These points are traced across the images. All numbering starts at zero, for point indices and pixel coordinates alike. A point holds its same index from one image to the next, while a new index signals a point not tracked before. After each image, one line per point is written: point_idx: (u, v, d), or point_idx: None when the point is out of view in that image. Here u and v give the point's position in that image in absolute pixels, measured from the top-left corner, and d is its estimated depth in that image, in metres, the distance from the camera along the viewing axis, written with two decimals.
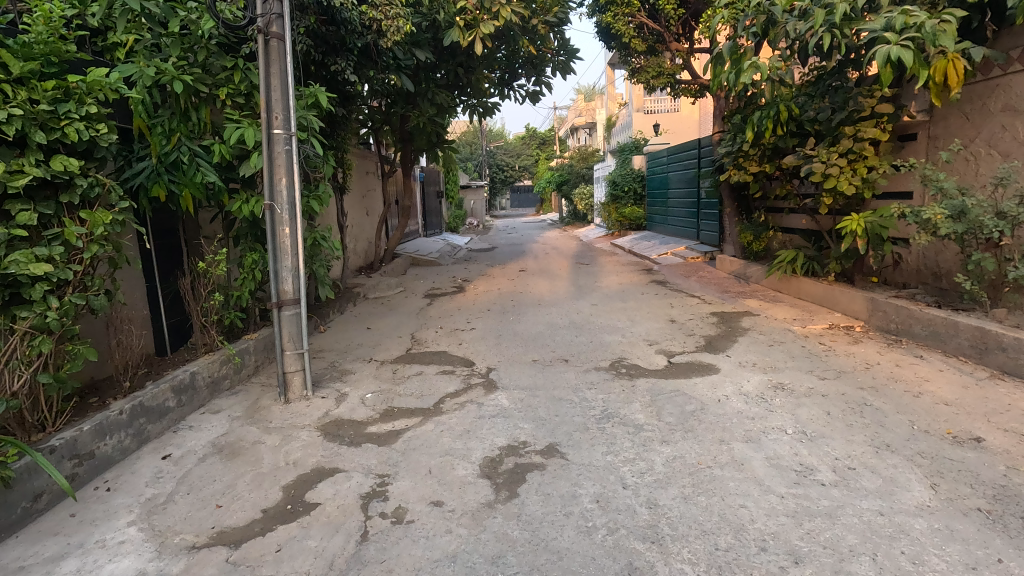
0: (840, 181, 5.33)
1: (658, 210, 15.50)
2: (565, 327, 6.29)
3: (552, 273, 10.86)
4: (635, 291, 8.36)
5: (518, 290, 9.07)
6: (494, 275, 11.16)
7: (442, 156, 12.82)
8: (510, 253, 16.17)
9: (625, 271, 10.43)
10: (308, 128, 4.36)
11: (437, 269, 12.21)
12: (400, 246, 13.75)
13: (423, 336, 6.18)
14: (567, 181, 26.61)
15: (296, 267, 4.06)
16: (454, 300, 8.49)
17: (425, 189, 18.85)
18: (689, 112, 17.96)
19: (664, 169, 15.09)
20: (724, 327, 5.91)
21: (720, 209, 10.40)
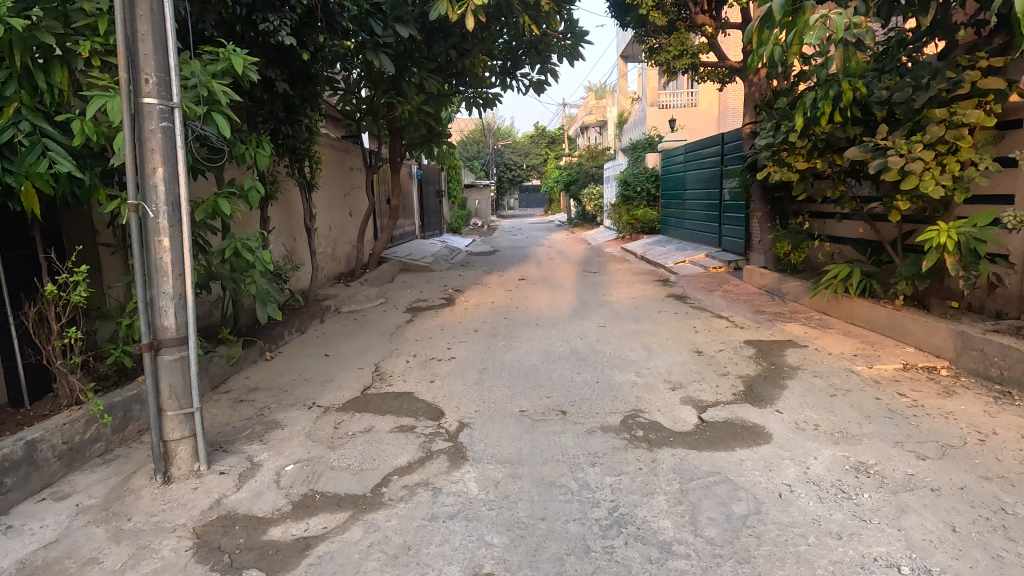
0: (924, 179, 4.09)
1: (674, 212, 14.22)
2: (565, 358, 5.10)
3: (556, 283, 9.65)
4: (650, 308, 7.13)
5: (514, 305, 7.87)
6: (491, 284, 9.97)
7: (437, 151, 11.66)
8: (512, 257, 14.97)
9: (638, 283, 9.19)
10: (210, 101, 3.19)
11: (428, 275, 11.03)
12: (391, 249, 12.60)
13: (390, 369, 5.00)
14: (575, 181, 25.36)
15: (180, 294, 2.87)
16: (438, 317, 7.31)
17: (424, 187, 17.70)
18: (707, 107, 16.57)
19: (681, 167, 13.78)
20: (765, 364, 4.70)
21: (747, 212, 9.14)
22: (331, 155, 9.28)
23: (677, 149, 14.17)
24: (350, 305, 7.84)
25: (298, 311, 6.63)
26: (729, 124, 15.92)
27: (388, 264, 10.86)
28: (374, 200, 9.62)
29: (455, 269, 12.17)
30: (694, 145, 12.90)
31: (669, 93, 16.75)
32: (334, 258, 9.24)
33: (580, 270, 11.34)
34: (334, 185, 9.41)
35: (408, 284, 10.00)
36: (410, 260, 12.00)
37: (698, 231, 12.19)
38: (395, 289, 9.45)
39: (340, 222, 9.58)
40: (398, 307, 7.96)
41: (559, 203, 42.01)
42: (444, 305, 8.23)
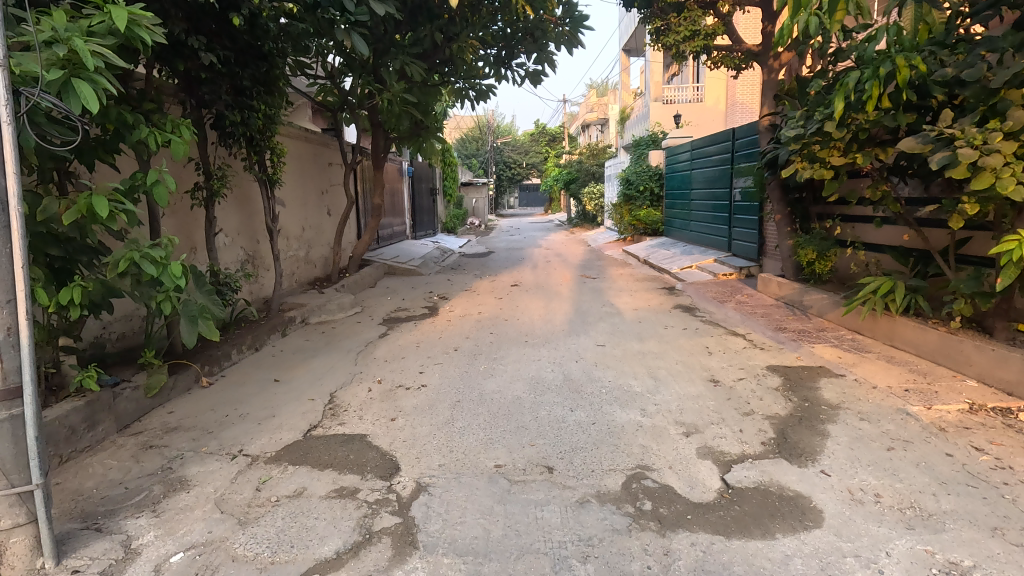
0: (1001, 178, 3.28)
1: (679, 213, 13.40)
2: (556, 388, 4.30)
3: (551, 290, 8.83)
4: (656, 322, 6.31)
5: (503, 316, 7.04)
6: (481, 291, 9.16)
7: (425, 147, 10.84)
8: (507, 259, 14.15)
9: (641, 291, 8.37)
10: (73, 67, 2.38)
11: (415, 280, 10.22)
12: (376, 251, 11.78)
13: (346, 402, 4.18)
14: (575, 180, 24.53)
15: (11, 328, 2.06)
16: (416, 330, 6.49)
17: (416, 185, 16.87)
18: (714, 102, 15.70)
19: (687, 164, 12.94)
20: (796, 399, 3.89)
21: (761, 215, 8.32)
22: (306, 149, 8.50)
23: (682, 145, 13.34)
24: (320, 316, 7.03)
25: (255, 324, 5.85)
26: (738, 121, 15.06)
27: (370, 267, 10.05)
28: (353, 199, 8.84)
29: (444, 273, 11.36)
30: (701, 142, 12.07)
31: (674, 87, 15.88)
32: (308, 262, 8.46)
33: (579, 275, 10.52)
34: (309, 182, 8.63)
35: (390, 291, 9.19)
36: (396, 263, 11.17)
37: (705, 234, 11.38)
38: (375, 297, 8.64)
39: (316, 222, 8.80)
40: (373, 319, 7.15)
41: (559, 203, 41.20)
42: (426, 315, 7.42)
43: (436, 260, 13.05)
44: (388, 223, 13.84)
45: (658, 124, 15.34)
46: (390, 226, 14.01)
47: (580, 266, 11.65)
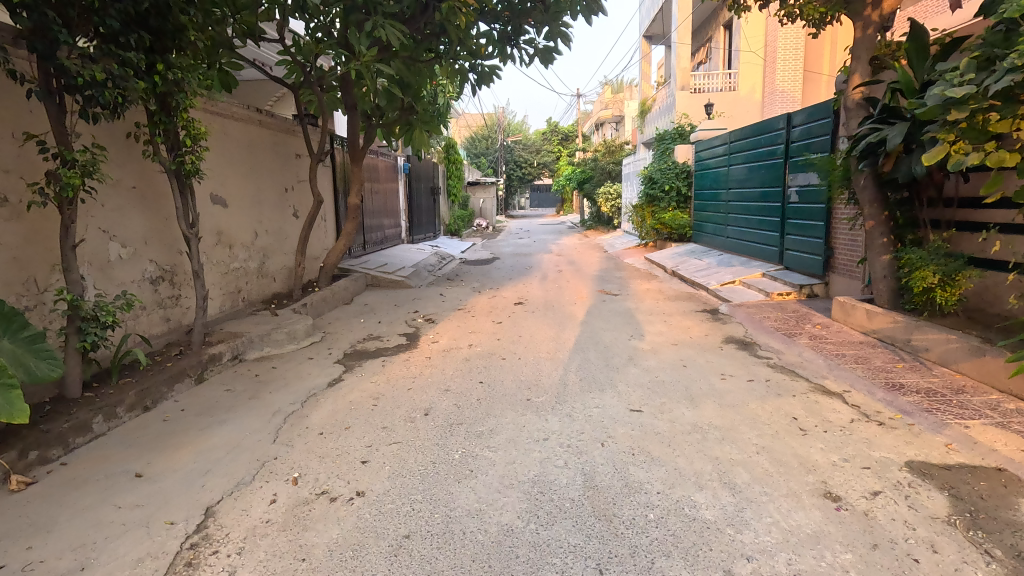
0: None
1: (712, 216, 11.62)
2: (570, 508, 2.63)
3: (562, 311, 7.16)
4: (707, 368, 4.62)
5: (499, 350, 5.37)
6: (477, 310, 7.49)
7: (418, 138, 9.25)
8: (513, 268, 12.48)
9: (677, 315, 6.66)
10: None
11: (402, 296, 8.61)
12: (360, 259, 10.18)
13: (226, 529, 2.55)
14: (589, 179, 22.80)
15: None
16: (382, 373, 4.86)
17: (413, 185, 15.24)
18: (749, 90, 13.96)
19: (722, 160, 11.15)
20: (1001, 555, 2.20)
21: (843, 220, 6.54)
22: (263, 136, 6.93)
23: (715, 138, 11.58)
24: (262, 349, 5.42)
25: (153, 371, 4.25)
26: (778, 110, 13.30)
27: (347, 280, 8.44)
28: (321, 198, 7.24)
29: (436, 285, 9.72)
30: (739, 132, 10.28)
31: (702, 74, 14.09)
32: (262, 276, 6.87)
33: (596, 289, 8.81)
34: (267, 177, 7.06)
35: (367, 311, 7.56)
36: (381, 274, 9.56)
37: (747, 241, 9.61)
38: (346, 319, 7.02)
39: (276, 226, 7.22)
40: (332, 352, 5.52)
41: (573, 204, 39.50)
42: (402, 347, 5.77)
43: (431, 269, 11.42)
44: (379, 227, 12.26)
45: (685, 115, 13.58)
46: (381, 231, 12.41)
47: (597, 278, 9.96)
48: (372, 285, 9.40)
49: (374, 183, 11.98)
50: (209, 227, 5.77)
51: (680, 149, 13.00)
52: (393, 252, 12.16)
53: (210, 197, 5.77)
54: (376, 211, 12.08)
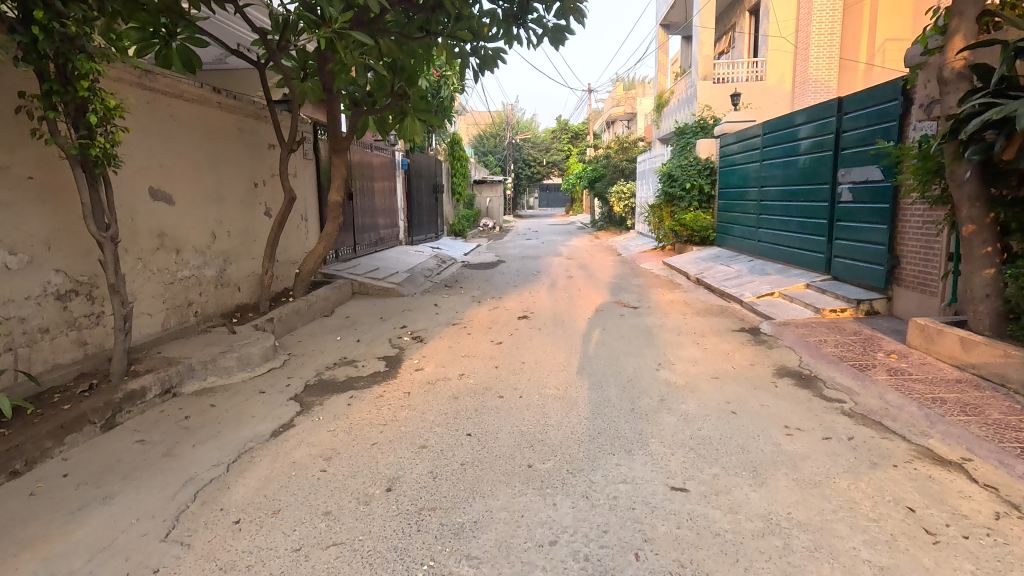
0: None
1: (740, 217, 10.48)
2: None
3: (574, 328, 6.11)
4: (765, 418, 3.54)
5: (495, 384, 4.32)
6: (473, 326, 6.43)
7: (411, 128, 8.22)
8: (519, 272, 11.40)
9: (711, 336, 5.58)
10: None
11: (391, 306, 7.59)
12: (347, 264, 9.16)
13: None
14: (601, 178, 21.64)
15: None
16: (345, 417, 3.82)
17: (412, 182, 14.21)
18: (778, 80, 12.80)
19: (752, 154, 10.01)
20: None
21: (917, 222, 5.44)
22: (227, 122, 5.95)
23: (743, 131, 10.45)
24: (204, 380, 4.40)
25: (38, 419, 3.24)
26: (810, 102, 12.14)
27: (328, 288, 7.42)
28: (294, 195, 6.24)
29: (431, 293, 8.68)
30: (774, 122, 9.14)
31: (726, 63, 12.95)
32: (220, 286, 5.87)
33: (611, 300, 7.74)
34: (231, 170, 6.07)
35: (346, 326, 6.53)
36: (370, 281, 8.53)
37: (783, 246, 8.48)
38: (319, 337, 6.00)
39: (241, 227, 6.22)
40: (291, 384, 4.48)
41: (583, 203, 38.37)
42: (378, 375, 4.73)
43: (428, 273, 10.38)
44: (372, 228, 11.25)
45: (707, 107, 12.44)
46: (375, 232, 11.40)
47: (612, 287, 8.90)
48: (359, 294, 8.38)
49: (367, 180, 10.97)
50: (147, 229, 4.78)
51: (703, 144, 11.84)
52: (388, 255, 11.15)
53: (148, 192, 4.79)
54: (369, 211, 11.07)
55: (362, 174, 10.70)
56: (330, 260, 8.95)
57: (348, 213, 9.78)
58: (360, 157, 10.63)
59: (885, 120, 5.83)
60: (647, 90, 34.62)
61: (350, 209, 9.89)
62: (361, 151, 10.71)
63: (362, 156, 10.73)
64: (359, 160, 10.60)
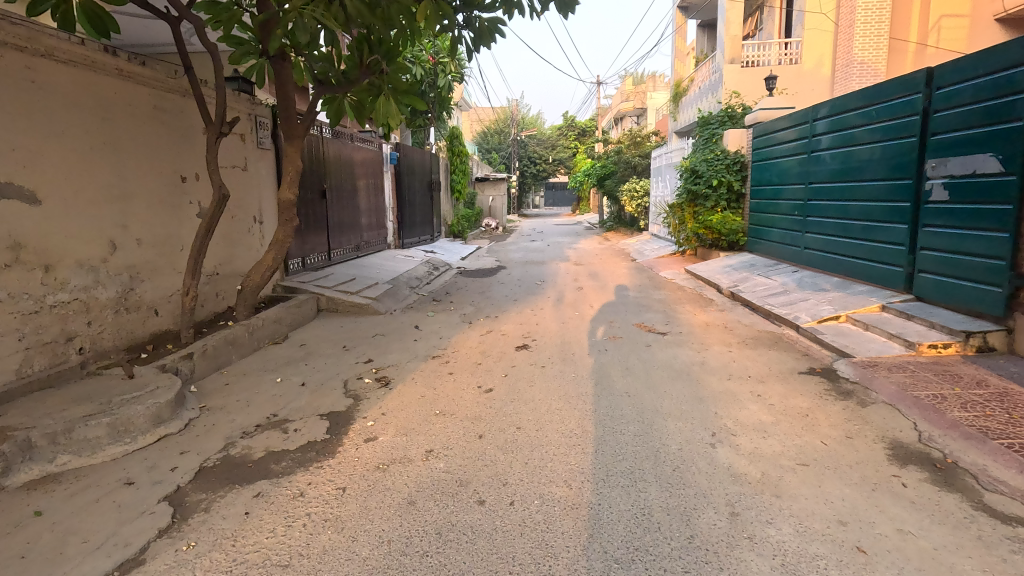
0: None
1: (778, 220, 8.98)
2: None
3: (588, 365, 4.69)
4: (917, 566, 2.10)
5: (475, 474, 2.90)
6: (457, 361, 5.00)
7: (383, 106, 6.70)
8: (521, 282, 9.99)
9: (774, 383, 4.14)
10: None
11: (360, 330, 6.18)
12: (317, 274, 7.76)
13: None
14: (612, 175, 20.17)
15: None
16: (230, 543, 2.41)
17: (403, 179, 12.79)
18: (816, 62, 11.32)
19: (793, 147, 8.52)
20: None
21: None
22: (136, 97, 4.56)
23: (782, 121, 8.99)
24: (50, 462, 3.01)
25: None
26: (854, 88, 10.63)
27: (282, 308, 6.02)
28: (227, 192, 4.83)
29: (411, 310, 7.26)
30: (824, 108, 7.67)
31: (756, 44, 11.43)
32: (123, 311, 4.47)
33: (632, 322, 6.32)
34: (145, 160, 4.68)
35: (296, 359, 5.11)
36: (340, 295, 7.13)
37: (840, 256, 6.97)
38: (254, 379, 4.58)
39: (159, 234, 4.82)
40: (177, 467, 3.07)
41: (591, 201, 36.97)
42: (313, 448, 3.33)
43: (415, 284, 8.95)
44: (353, 231, 9.82)
45: (735, 94, 10.95)
46: (356, 236, 9.99)
47: (631, 303, 7.45)
48: (327, 312, 6.97)
49: (346, 176, 9.56)
50: None
51: (732, 135, 10.35)
52: (370, 262, 9.73)
53: None
54: (349, 211, 9.66)
55: (340, 169, 9.27)
56: (295, 270, 7.54)
57: (321, 214, 8.37)
58: (338, 148, 9.19)
59: (1011, 90, 4.37)
60: (658, 84, 33.04)
61: (323, 210, 8.48)
62: (339, 142, 9.27)
63: (341, 148, 9.29)
64: (338, 152, 9.17)
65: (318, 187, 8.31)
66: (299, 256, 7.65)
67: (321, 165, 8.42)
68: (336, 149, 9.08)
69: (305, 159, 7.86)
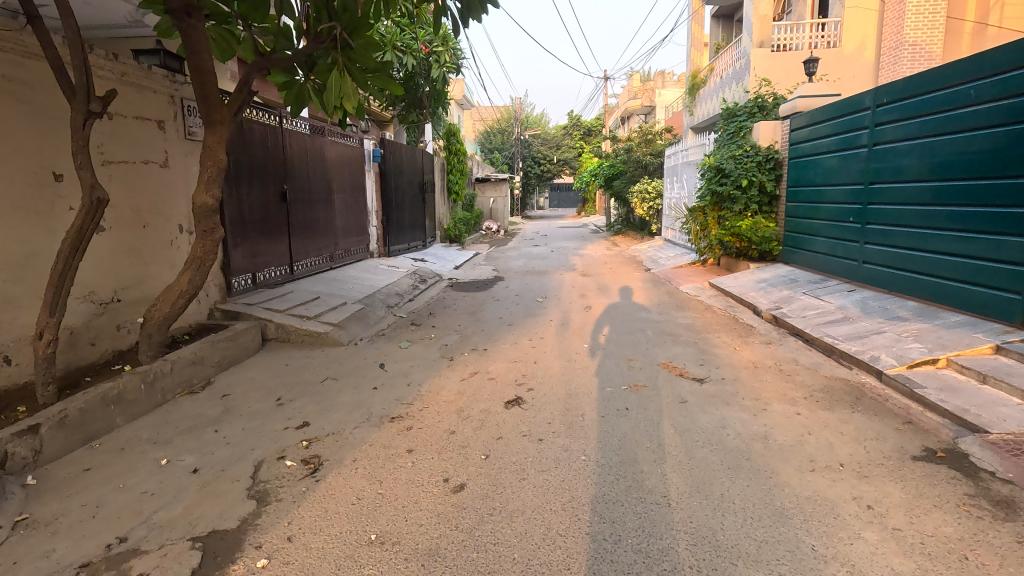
0: None
1: (823, 228, 7.52)
2: None
3: (604, 440, 3.33)
4: None
5: None
6: (423, 428, 3.64)
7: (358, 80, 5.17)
8: (521, 297, 8.61)
9: (885, 483, 2.76)
10: None
11: (310, 371, 4.83)
12: (270, 294, 6.40)
13: None
14: (621, 175, 18.76)
15: None
16: None
17: (389, 179, 11.45)
18: (856, 47, 9.89)
19: (846, 140, 7.07)
20: None
21: None
22: None
23: (828, 110, 7.56)
24: None
25: None
26: (905, 74, 9.17)
27: (207, 343, 4.66)
28: (103, 195, 3.46)
29: (380, 341, 5.90)
30: (879, 95, 6.45)
31: (788, 25, 10.02)
32: None
33: (657, 359, 4.97)
34: None
35: (205, 421, 3.75)
36: (293, 321, 5.78)
37: (920, 276, 5.58)
38: (130, 459, 3.22)
39: (10, 252, 3.49)
40: None
41: (598, 203, 35.73)
42: None
43: (393, 302, 7.60)
44: (325, 240, 8.47)
45: (767, 82, 9.55)
46: (329, 244, 8.65)
47: (652, 330, 6.08)
48: (275, 343, 5.61)
49: (317, 175, 8.20)
50: None
51: (763, 128, 8.87)
52: (345, 275, 8.39)
53: None
54: (320, 216, 8.31)
55: (309, 167, 7.91)
56: (242, 289, 6.18)
57: (280, 220, 7.01)
58: (306, 143, 7.85)
59: None
60: (667, 80, 31.62)
61: (284, 215, 7.12)
62: (308, 135, 7.92)
63: (309, 143, 7.94)
64: (305, 148, 7.82)
65: (277, 189, 6.96)
66: (247, 272, 6.29)
67: (281, 162, 7.07)
68: (302, 144, 7.73)
69: (258, 155, 6.51)
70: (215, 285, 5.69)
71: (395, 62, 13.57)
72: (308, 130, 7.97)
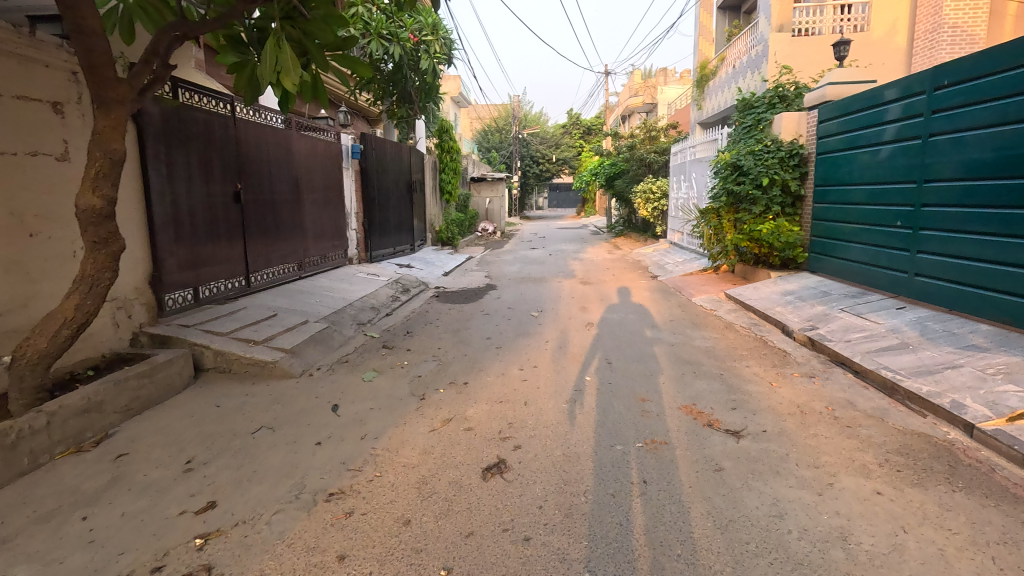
0: None
1: (860, 233, 6.51)
2: None
3: (614, 540, 2.37)
4: None
5: None
6: (366, 513, 2.67)
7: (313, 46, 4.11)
8: (514, 309, 7.63)
9: None
10: None
11: (243, 416, 3.87)
12: (216, 312, 5.43)
13: None
14: (623, 174, 17.75)
15: None
16: None
17: (372, 177, 10.48)
18: (886, 31, 8.94)
19: (892, 129, 6.03)
20: None
21: None
22: None
23: (868, 96, 6.52)
24: None
25: None
26: (943, 60, 8.21)
27: (111, 382, 3.68)
28: None
29: (342, 371, 4.93)
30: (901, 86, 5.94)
31: (809, 7, 9.07)
32: None
33: (677, 399, 4.01)
34: None
35: (76, 500, 2.79)
36: (237, 346, 4.81)
37: (994, 293, 4.62)
38: None
39: None
40: None
41: (598, 203, 34.78)
42: None
43: (366, 319, 6.62)
44: (292, 245, 7.49)
45: (788, 70, 8.58)
46: (297, 250, 7.66)
47: (667, 356, 5.13)
48: (211, 374, 4.64)
49: (281, 173, 7.22)
50: None
51: (784, 120, 7.93)
52: (314, 286, 7.41)
53: None
54: (285, 219, 7.32)
55: (270, 163, 6.93)
56: (179, 307, 5.20)
57: (231, 225, 6.03)
58: (267, 136, 6.87)
59: None
60: (669, 76, 30.67)
61: (236, 218, 6.14)
62: (269, 126, 6.94)
63: (271, 136, 6.96)
64: (265, 141, 6.83)
65: (228, 188, 5.98)
66: (188, 287, 5.32)
67: (233, 157, 6.09)
68: (261, 136, 6.74)
69: (200, 148, 5.52)
70: (140, 305, 4.72)
71: (379, 51, 12.69)
72: (269, 122, 6.98)
